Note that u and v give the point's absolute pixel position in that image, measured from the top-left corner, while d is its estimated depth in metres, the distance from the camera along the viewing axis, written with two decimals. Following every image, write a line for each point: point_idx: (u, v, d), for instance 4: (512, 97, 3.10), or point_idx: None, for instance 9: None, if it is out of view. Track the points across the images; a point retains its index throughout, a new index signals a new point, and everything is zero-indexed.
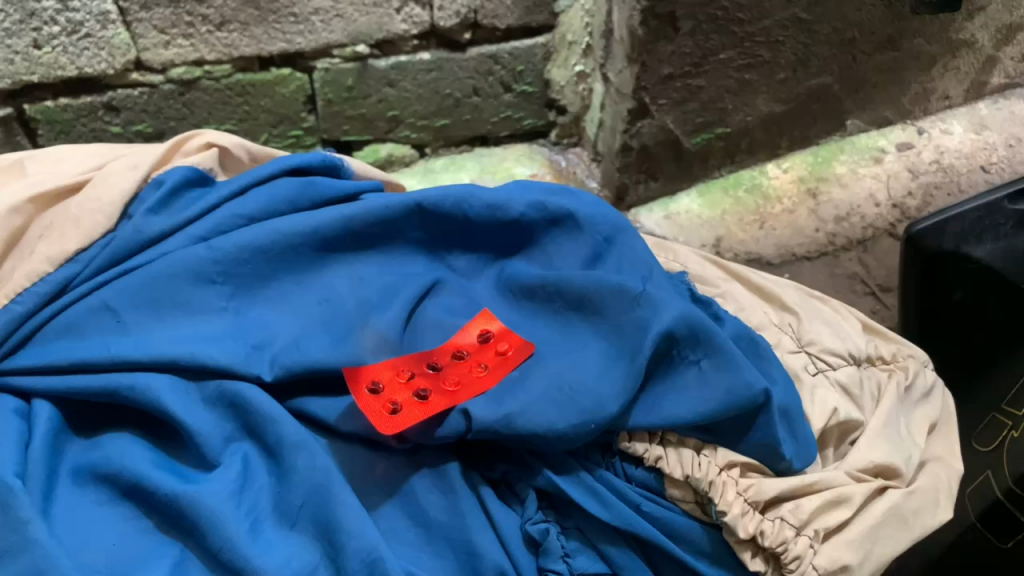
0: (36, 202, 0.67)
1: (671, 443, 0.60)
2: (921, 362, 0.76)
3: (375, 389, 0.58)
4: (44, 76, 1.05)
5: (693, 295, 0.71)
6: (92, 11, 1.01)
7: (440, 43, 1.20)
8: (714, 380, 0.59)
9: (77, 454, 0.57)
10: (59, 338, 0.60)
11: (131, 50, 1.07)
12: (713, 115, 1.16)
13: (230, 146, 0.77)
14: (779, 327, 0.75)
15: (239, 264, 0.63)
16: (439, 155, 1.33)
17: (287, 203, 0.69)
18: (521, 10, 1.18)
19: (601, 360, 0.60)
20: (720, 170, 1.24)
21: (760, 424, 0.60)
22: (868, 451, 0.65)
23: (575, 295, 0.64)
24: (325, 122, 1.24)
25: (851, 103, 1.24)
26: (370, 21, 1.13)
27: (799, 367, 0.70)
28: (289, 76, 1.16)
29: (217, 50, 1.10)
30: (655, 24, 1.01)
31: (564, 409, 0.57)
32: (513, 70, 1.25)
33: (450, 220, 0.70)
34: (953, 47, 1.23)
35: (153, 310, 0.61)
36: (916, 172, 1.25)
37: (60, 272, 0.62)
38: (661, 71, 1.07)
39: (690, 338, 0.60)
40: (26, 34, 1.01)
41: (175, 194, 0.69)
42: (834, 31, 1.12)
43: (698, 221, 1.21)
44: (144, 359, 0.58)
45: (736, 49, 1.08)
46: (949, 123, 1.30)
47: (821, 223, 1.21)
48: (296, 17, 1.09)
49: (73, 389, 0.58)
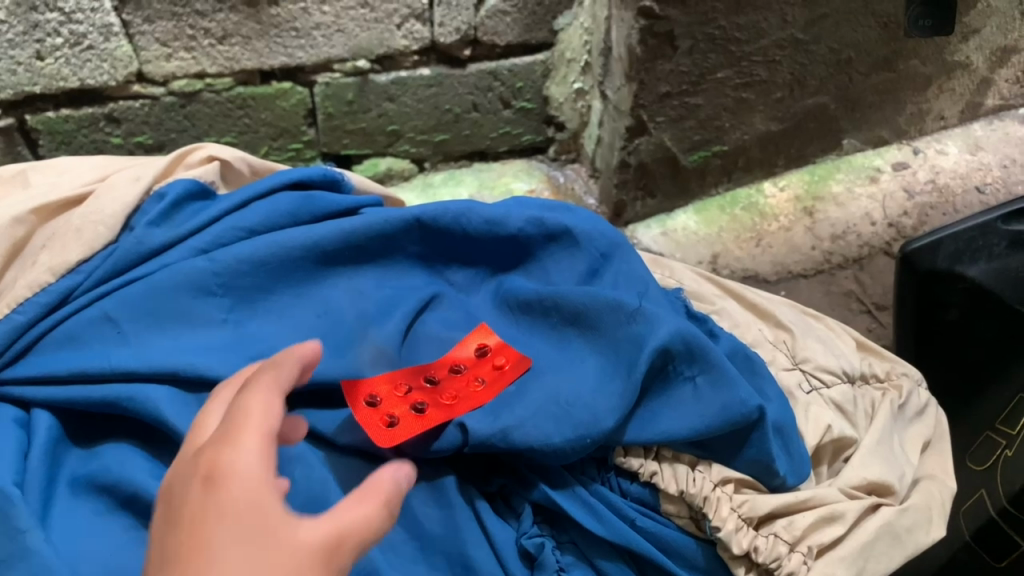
0: (39, 213, 0.68)
1: (666, 458, 0.60)
2: (915, 381, 0.77)
3: (373, 402, 0.59)
4: (46, 86, 1.06)
5: (688, 312, 0.72)
6: (95, 23, 1.02)
7: (440, 59, 1.21)
8: (709, 397, 0.60)
9: (76, 464, 0.57)
10: (60, 348, 0.60)
11: (133, 63, 1.08)
12: (710, 133, 1.17)
13: (231, 159, 0.77)
14: (773, 345, 0.75)
15: (239, 276, 0.64)
16: (438, 169, 1.34)
17: (288, 215, 0.70)
18: (521, 27, 1.19)
19: (596, 376, 0.61)
20: (717, 188, 1.26)
21: (754, 441, 0.60)
22: (862, 468, 0.65)
23: (572, 311, 0.65)
24: (325, 135, 1.25)
25: (846, 123, 1.25)
26: (371, 37, 1.14)
27: (793, 384, 0.71)
28: (290, 90, 1.18)
29: (219, 63, 1.11)
30: (653, 43, 1.02)
31: (560, 424, 0.57)
32: (512, 86, 1.26)
33: (448, 234, 0.71)
34: (948, 68, 1.24)
35: (153, 321, 0.61)
36: (911, 192, 1.26)
37: (61, 282, 0.63)
38: (659, 89, 1.08)
39: (685, 354, 0.61)
40: (29, 45, 1.02)
41: (176, 207, 0.69)
42: (831, 52, 1.13)
43: (695, 237, 1.22)
44: (143, 371, 0.58)
45: (733, 69, 1.09)
46: (945, 144, 1.31)
47: (817, 241, 1.22)
48: (297, 32, 1.10)
49: (73, 399, 0.58)
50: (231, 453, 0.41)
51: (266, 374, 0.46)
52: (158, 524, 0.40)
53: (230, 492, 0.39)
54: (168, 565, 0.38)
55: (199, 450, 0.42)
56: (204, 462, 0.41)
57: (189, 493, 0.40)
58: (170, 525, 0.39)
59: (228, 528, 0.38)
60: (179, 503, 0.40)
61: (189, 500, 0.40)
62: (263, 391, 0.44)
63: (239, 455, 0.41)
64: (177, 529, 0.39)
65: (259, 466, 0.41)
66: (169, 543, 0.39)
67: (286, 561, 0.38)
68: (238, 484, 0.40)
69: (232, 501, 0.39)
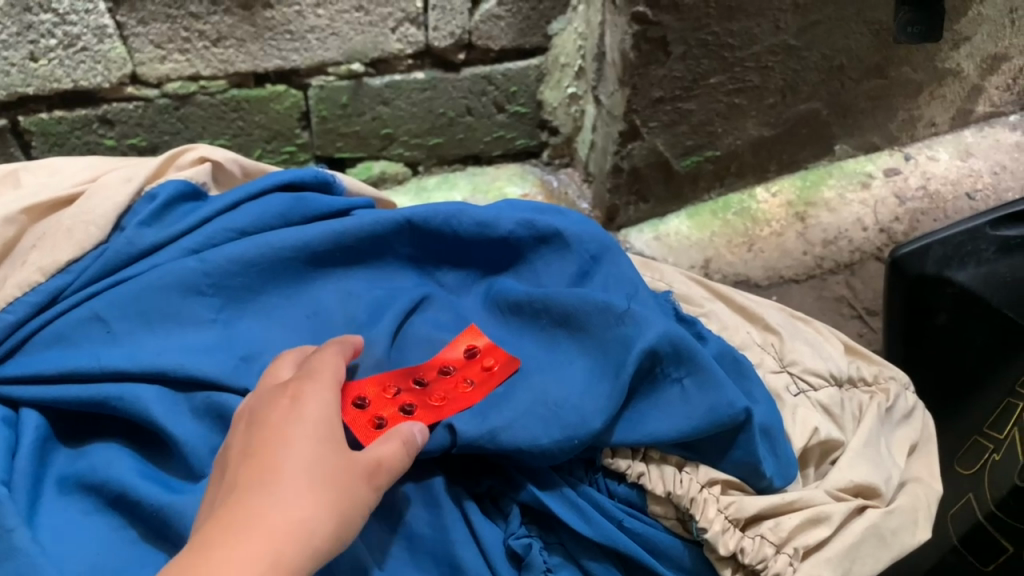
0: (30, 213, 0.68)
1: (654, 459, 0.61)
2: (903, 384, 0.77)
3: (361, 405, 0.59)
4: (40, 88, 1.07)
5: (677, 314, 0.72)
6: (89, 25, 1.02)
7: (434, 63, 1.21)
8: (697, 399, 0.60)
9: (64, 464, 0.57)
10: (49, 348, 0.61)
11: (127, 64, 1.08)
12: (702, 139, 1.17)
13: (223, 160, 0.77)
14: (761, 348, 0.76)
15: (230, 277, 0.64)
16: (432, 173, 1.34)
17: (278, 216, 0.70)
18: (515, 32, 1.19)
19: (584, 378, 0.61)
20: (710, 193, 1.26)
21: (741, 442, 0.61)
22: (849, 470, 0.65)
23: (561, 313, 0.65)
24: (319, 139, 1.25)
25: (839, 129, 1.25)
26: (365, 40, 1.14)
27: (780, 386, 0.71)
28: (284, 93, 1.18)
29: (213, 66, 1.11)
30: (647, 48, 1.03)
31: (548, 425, 0.58)
32: (507, 91, 1.27)
33: (439, 235, 0.71)
34: (940, 75, 1.25)
35: (143, 321, 0.61)
36: (903, 198, 1.26)
37: (52, 282, 0.63)
38: (652, 94, 1.09)
39: (673, 356, 0.61)
40: (23, 47, 1.02)
41: (168, 207, 0.70)
42: (824, 58, 1.14)
43: (687, 242, 1.23)
44: (133, 370, 0.58)
45: (726, 74, 1.10)
46: (936, 150, 1.32)
47: (809, 246, 1.23)
48: (291, 35, 1.11)
49: (61, 399, 0.58)
50: (311, 387, 0.53)
51: (333, 347, 0.57)
52: (244, 430, 0.51)
53: (307, 411, 0.51)
54: (258, 451, 0.49)
55: (281, 386, 0.53)
56: (288, 391, 0.52)
57: (273, 407, 0.51)
58: (257, 427, 0.50)
59: (308, 431, 0.49)
60: (265, 413, 0.51)
61: (273, 412, 0.51)
62: (332, 356, 0.56)
63: (317, 388, 0.53)
64: (264, 428, 0.50)
65: (327, 401, 0.52)
66: (256, 438, 0.49)
67: (350, 462, 0.49)
68: (316, 407, 0.51)
69: (311, 414, 0.50)
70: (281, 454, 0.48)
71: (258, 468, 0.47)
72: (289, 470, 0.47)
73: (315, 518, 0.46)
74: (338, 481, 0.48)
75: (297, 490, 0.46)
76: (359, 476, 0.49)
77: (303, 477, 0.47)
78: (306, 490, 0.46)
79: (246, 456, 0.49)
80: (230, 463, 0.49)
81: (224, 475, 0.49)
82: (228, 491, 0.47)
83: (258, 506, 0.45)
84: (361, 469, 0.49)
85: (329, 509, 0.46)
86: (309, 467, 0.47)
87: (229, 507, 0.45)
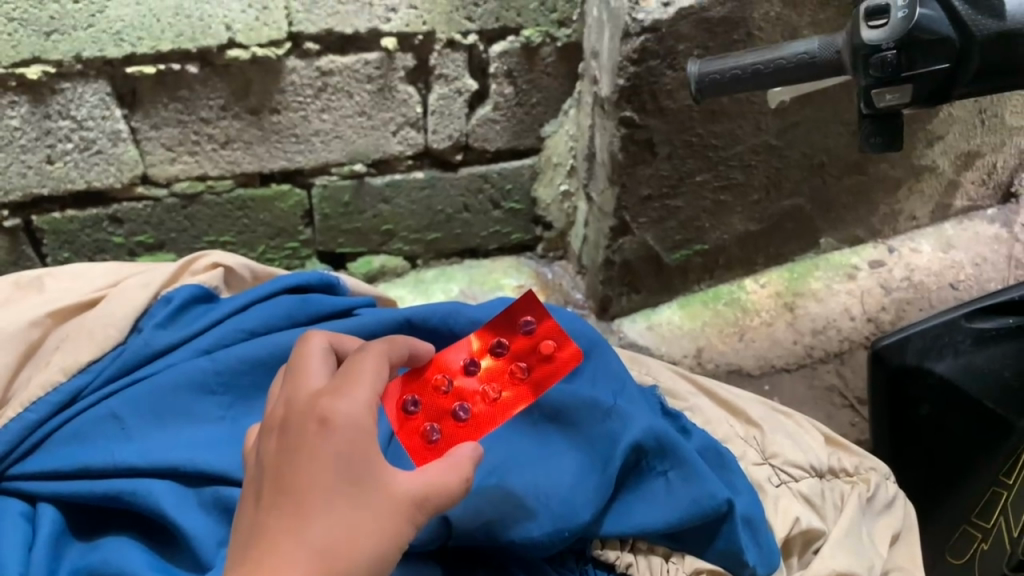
0: (53, 316, 0.72)
1: (641, 550, 0.66)
2: (882, 475, 0.79)
3: (412, 409, 0.60)
4: (54, 189, 1.12)
5: (663, 408, 0.76)
6: (104, 130, 1.09)
7: (434, 163, 1.28)
8: (681, 491, 0.65)
9: (76, 556, 0.60)
10: (67, 445, 0.64)
11: (139, 166, 1.14)
12: (691, 233, 1.23)
13: (235, 265, 0.82)
14: (744, 440, 0.80)
15: (238, 375, 0.68)
16: (430, 266, 1.39)
17: (285, 317, 0.74)
18: (510, 134, 1.26)
19: (577, 469, 0.65)
20: (699, 284, 1.31)
21: (724, 533, 0.65)
22: (830, 559, 0.68)
23: (551, 407, 0.69)
24: (322, 235, 1.30)
25: (822, 223, 1.30)
26: (368, 143, 1.20)
27: (762, 478, 0.75)
28: (289, 192, 1.24)
29: (220, 166, 1.17)
30: (634, 149, 1.10)
31: (541, 517, 0.62)
32: (502, 189, 1.33)
33: (436, 333, 0.75)
34: (916, 171, 1.29)
35: (155, 419, 0.65)
36: (888, 289, 1.31)
37: (72, 382, 0.67)
38: (640, 192, 1.15)
39: (657, 450, 0.66)
40: (40, 150, 1.08)
41: (182, 310, 0.74)
42: (805, 156, 1.19)
43: (679, 331, 1.28)
44: (144, 467, 0.62)
45: (711, 172, 1.16)
46: (918, 242, 1.36)
47: (798, 335, 1.27)
48: (297, 138, 1.17)
49: (77, 494, 0.61)
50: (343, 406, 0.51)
51: (371, 352, 0.55)
52: (279, 450, 0.51)
53: (340, 438, 0.50)
54: (291, 486, 0.49)
55: (313, 398, 0.53)
56: (320, 408, 0.51)
57: (306, 431, 0.51)
58: (290, 455, 0.51)
59: (340, 468, 0.50)
60: (296, 436, 0.51)
61: (306, 438, 0.51)
62: (370, 361, 0.54)
63: (350, 410, 0.51)
64: (296, 459, 0.50)
65: (362, 422, 0.51)
66: (289, 468, 0.50)
67: (383, 500, 0.50)
68: (349, 439, 0.50)
69: (343, 445, 0.50)
70: (314, 495, 0.49)
71: (293, 509, 0.49)
72: (323, 514, 0.48)
73: (347, 567, 0.48)
74: (370, 531, 0.49)
75: (327, 540, 0.48)
76: (393, 516, 0.50)
77: (334, 528, 0.48)
78: (338, 543, 0.48)
79: (279, 493, 0.50)
80: (264, 492, 0.51)
81: (259, 503, 0.50)
82: (262, 526, 0.49)
83: (293, 557, 0.47)
84: (397, 508, 0.50)
85: (361, 557, 0.48)
86: (341, 517, 0.49)
87: (265, 554, 0.47)
